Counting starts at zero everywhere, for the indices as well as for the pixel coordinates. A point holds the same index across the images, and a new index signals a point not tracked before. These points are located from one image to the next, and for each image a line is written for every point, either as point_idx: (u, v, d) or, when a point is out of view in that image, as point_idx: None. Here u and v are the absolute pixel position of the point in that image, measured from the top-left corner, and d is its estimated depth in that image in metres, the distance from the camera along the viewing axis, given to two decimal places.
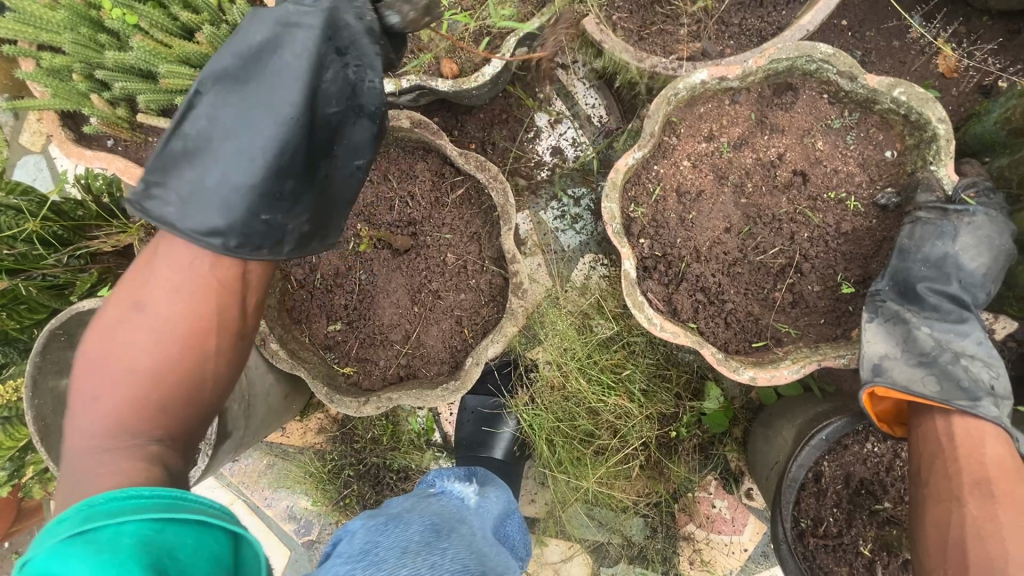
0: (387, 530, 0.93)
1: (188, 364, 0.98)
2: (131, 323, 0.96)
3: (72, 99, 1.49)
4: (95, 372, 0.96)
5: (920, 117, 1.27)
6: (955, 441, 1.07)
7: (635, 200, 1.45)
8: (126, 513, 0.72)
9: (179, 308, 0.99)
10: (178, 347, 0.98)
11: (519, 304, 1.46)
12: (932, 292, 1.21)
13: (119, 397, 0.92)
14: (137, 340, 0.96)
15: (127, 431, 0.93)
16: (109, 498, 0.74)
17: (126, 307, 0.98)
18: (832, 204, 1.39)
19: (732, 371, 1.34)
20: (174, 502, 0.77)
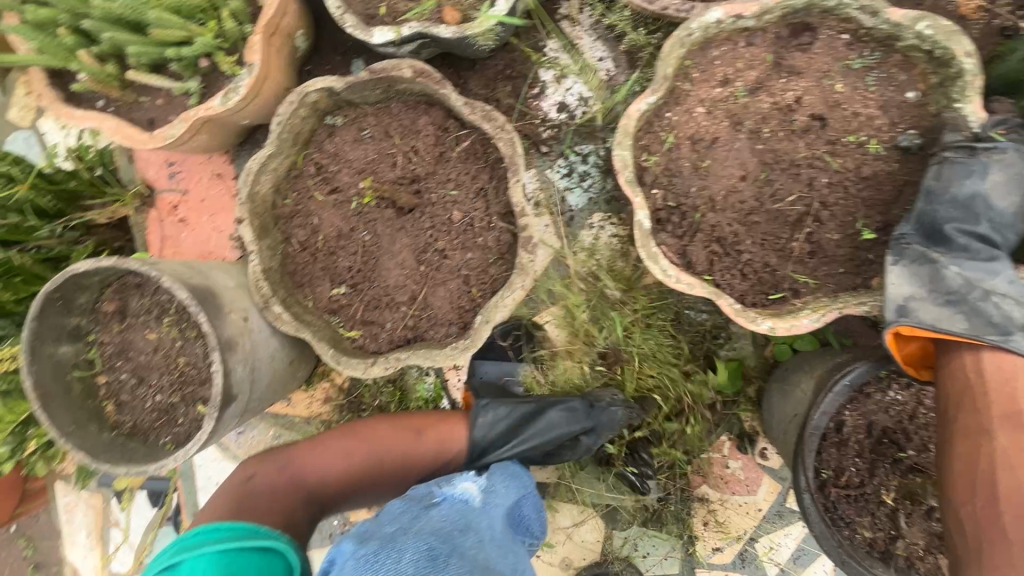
0: (382, 555, 1.07)
1: (372, 464, 1.53)
2: (331, 462, 1.52)
3: (60, 55, 1.43)
4: (342, 436, 1.55)
5: (946, 51, 1.22)
6: (984, 375, 1.04)
7: (647, 150, 1.40)
8: (225, 539, 1.23)
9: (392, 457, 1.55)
10: (337, 465, 1.52)
11: (529, 259, 1.41)
12: (960, 232, 1.16)
13: (283, 491, 1.45)
14: (337, 454, 1.53)
15: (328, 493, 1.51)
16: (207, 530, 1.25)
17: (336, 442, 1.54)
18: (852, 148, 1.34)
19: (750, 322, 1.31)
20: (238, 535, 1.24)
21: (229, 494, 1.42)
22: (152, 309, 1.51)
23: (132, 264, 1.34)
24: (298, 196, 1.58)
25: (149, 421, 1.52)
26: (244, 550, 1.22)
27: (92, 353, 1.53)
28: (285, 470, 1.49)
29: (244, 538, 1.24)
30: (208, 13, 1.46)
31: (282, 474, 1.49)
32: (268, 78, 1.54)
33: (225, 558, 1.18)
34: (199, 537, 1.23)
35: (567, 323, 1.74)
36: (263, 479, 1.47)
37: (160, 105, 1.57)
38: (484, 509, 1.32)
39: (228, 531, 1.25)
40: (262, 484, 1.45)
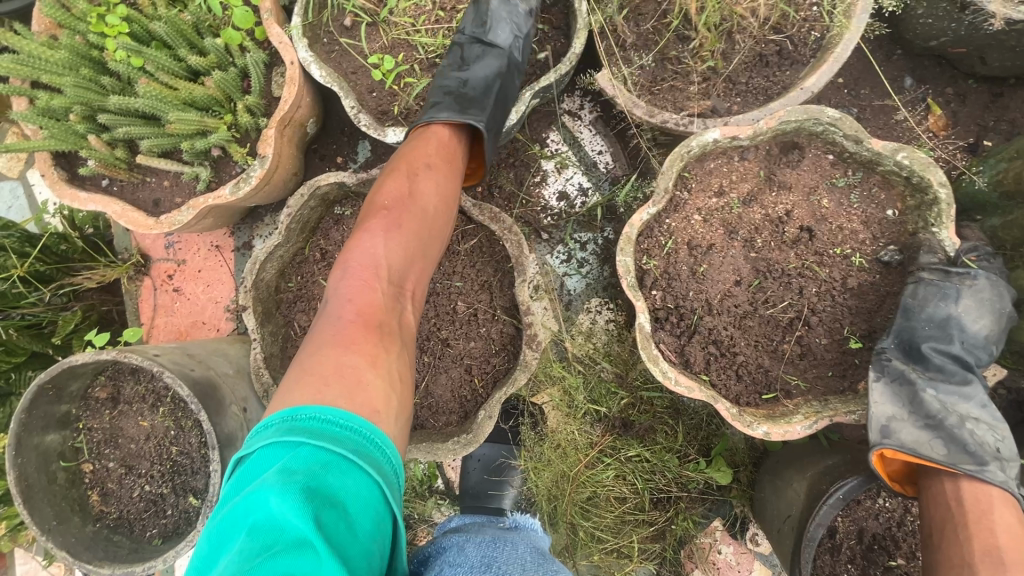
0: (498, 550, 1.05)
1: (431, 220, 1.29)
2: (399, 249, 1.23)
3: (70, 140, 1.44)
4: (380, 218, 1.24)
5: (923, 180, 1.32)
6: (963, 508, 1.11)
7: (647, 253, 1.46)
8: (320, 437, 0.88)
9: (439, 177, 1.33)
10: (398, 257, 1.22)
11: (533, 355, 1.44)
12: (936, 352, 1.25)
13: (359, 287, 1.16)
14: (390, 238, 1.23)
15: (394, 275, 1.21)
16: (310, 415, 0.91)
17: (359, 268, 1.18)
18: (838, 260, 1.43)
19: (746, 426, 1.35)
20: (338, 442, 0.89)
21: (335, 344, 1.06)
22: (147, 397, 1.48)
23: (132, 358, 1.31)
24: (302, 280, 1.60)
25: (137, 512, 1.47)
26: (331, 457, 0.86)
27: (78, 441, 1.48)
28: (356, 267, 1.18)
29: (336, 446, 0.88)
30: (224, 105, 1.49)
31: (352, 287, 1.16)
32: (278, 166, 1.57)
33: (326, 448, 0.87)
34: (282, 427, 0.89)
35: (564, 406, 1.73)
36: (347, 312, 1.13)
37: (166, 187, 1.56)
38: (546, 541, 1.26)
39: (350, 431, 0.92)
40: (343, 294, 1.15)
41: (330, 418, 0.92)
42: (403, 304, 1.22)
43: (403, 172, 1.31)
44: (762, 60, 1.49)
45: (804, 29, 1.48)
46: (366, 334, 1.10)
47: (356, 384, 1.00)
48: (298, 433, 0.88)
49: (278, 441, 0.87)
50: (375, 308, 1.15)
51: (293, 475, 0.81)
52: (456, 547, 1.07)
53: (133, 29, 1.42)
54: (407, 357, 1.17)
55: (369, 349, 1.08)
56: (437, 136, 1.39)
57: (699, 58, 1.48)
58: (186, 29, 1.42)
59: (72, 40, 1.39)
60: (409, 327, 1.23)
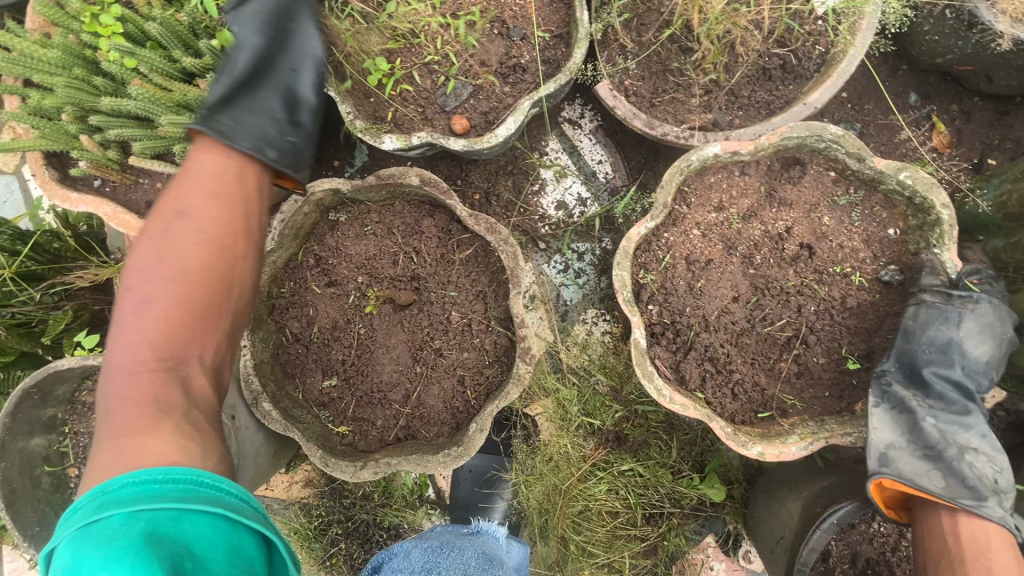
0: (441, 556, 1.23)
1: (208, 267, 1.00)
2: (162, 320, 0.94)
3: (61, 140, 1.42)
4: (132, 287, 0.96)
5: (925, 200, 1.30)
6: (962, 543, 1.10)
7: (645, 267, 1.44)
8: (137, 498, 0.72)
9: (199, 218, 1.04)
10: (160, 331, 0.94)
11: (525, 369, 1.42)
12: (938, 378, 1.23)
13: (127, 388, 0.89)
14: (159, 307, 0.95)
15: (177, 349, 0.95)
16: (121, 483, 0.74)
17: (121, 361, 0.90)
18: (837, 278, 1.41)
19: (740, 446, 1.33)
20: (154, 499, 0.73)
21: (109, 446, 0.82)
22: None
23: None
24: (295, 286, 1.56)
25: None
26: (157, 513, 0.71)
27: (64, 445, 1.47)
28: (113, 366, 0.91)
29: (161, 497, 0.73)
30: None
31: (115, 385, 0.89)
32: None
33: (145, 507, 0.71)
34: (88, 503, 0.72)
35: (558, 418, 1.70)
36: (107, 423, 0.86)
37: (158, 189, 1.54)
38: (508, 549, 1.40)
39: (173, 481, 0.76)
40: (107, 403, 0.88)
41: (146, 478, 0.75)
42: (188, 372, 0.95)
43: (154, 235, 1.02)
44: (765, 73, 1.47)
45: (808, 44, 1.46)
46: (142, 418, 0.86)
47: (142, 454, 0.80)
48: (111, 505, 0.71)
49: (86, 519, 0.70)
50: (143, 391, 0.89)
51: (114, 544, 0.67)
52: (403, 554, 1.27)
53: (128, 29, 1.41)
54: (206, 422, 0.93)
55: (145, 428, 0.84)
56: (208, 166, 1.12)
57: (701, 70, 1.46)
58: (181, 30, 1.41)
59: (66, 39, 1.38)
60: (205, 396, 0.96)
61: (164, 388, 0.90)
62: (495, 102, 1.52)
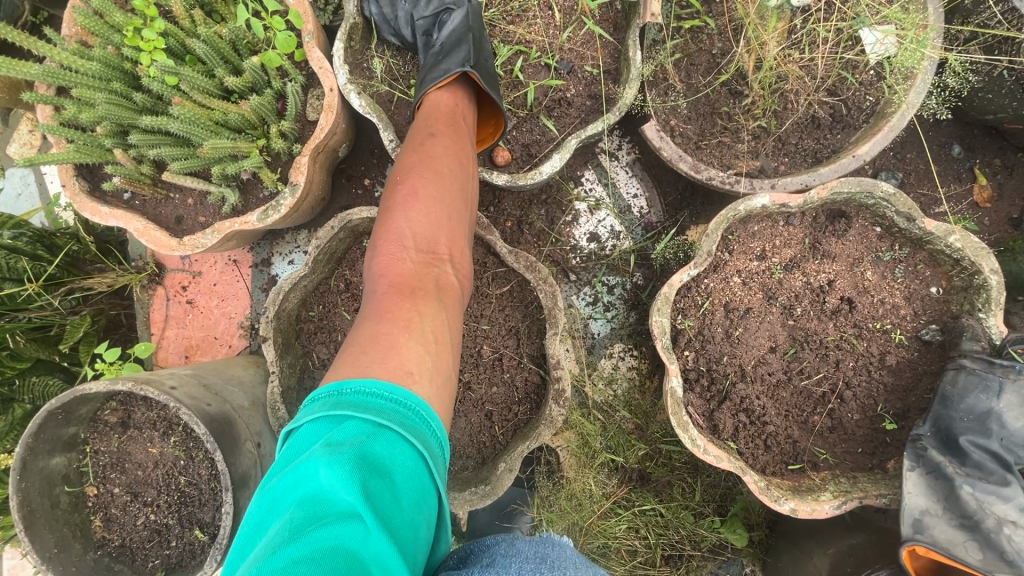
0: (549, 545, 0.96)
1: (447, 178, 1.25)
2: (422, 219, 1.19)
3: (95, 153, 1.39)
4: (397, 193, 1.21)
5: (973, 265, 1.29)
6: None
7: (683, 313, 1.43)
8: (366, 410, 0.86)
9: (444, 142, 1.30)
10: (420, 227, 1.18)
11: (559, 411, 1.40)
12: (975, 446, 1.22)
13: (393, 261, 1.14)
14: (414, 209, 1.20)
15: (425, 245, 1.18)
16: (356, 389, 0.89)
17: (385, 245, 1.16)
18: (877, 334, 1.40)
19: (773, 501, 1.32)
20: (380, 413, 0.87)
21: (373, 319, 1.04)
22: (158, 423, 1.43)
23: (148, 392, 1.26)
24: (324, 310, 1.56)
25: (141, 541, 1.43)
26: (376, 429, 0.85)
27: (84, 463, 1.44)
28: (382, 244, 1.17)
29: (382, 417, 0.86)
30: (257, 128, 1.45)
31: (382, 262, 1.15)
32: (309, 193, 1.52)
33: (370, 419, 0.85)
34: (329, 400, 0.88)
35: (581, 454, 1.68)
36: (381, 286, 1.12)
37: (190, 205, 1.51)
38: None
39: (394, 403, 0.90)
40: (376, 273, 1.14)
41: (376, 390, 0.90)
42: (440, 268, 1.18)
43: (410, 150, 1.27)
44: (814, 122, 1.45)
45: (860, 94, 1.44)
46: (400, 303, 1.07)
47: (389, 345, 0.98)
48: (344, 406, 0.86)
49: (325, 416, 0.85)
50: (408, 277, 1.12)
51: (340, 447, 0.79)
52: (504, 542, 0.96)
53: (169, 43, 1.37)
54: (450, 315, 1.13)
55: (402, 316, 1.04)
56: (444, 102, 1.38)
57: (751, 115, 1.44)
58: (224, 47, 1.37)
59: (105, 51, 1.34)
60: (451, 286, 1.17)
61: (422, 286, 1.12)
62: (538, 135, 1.50)
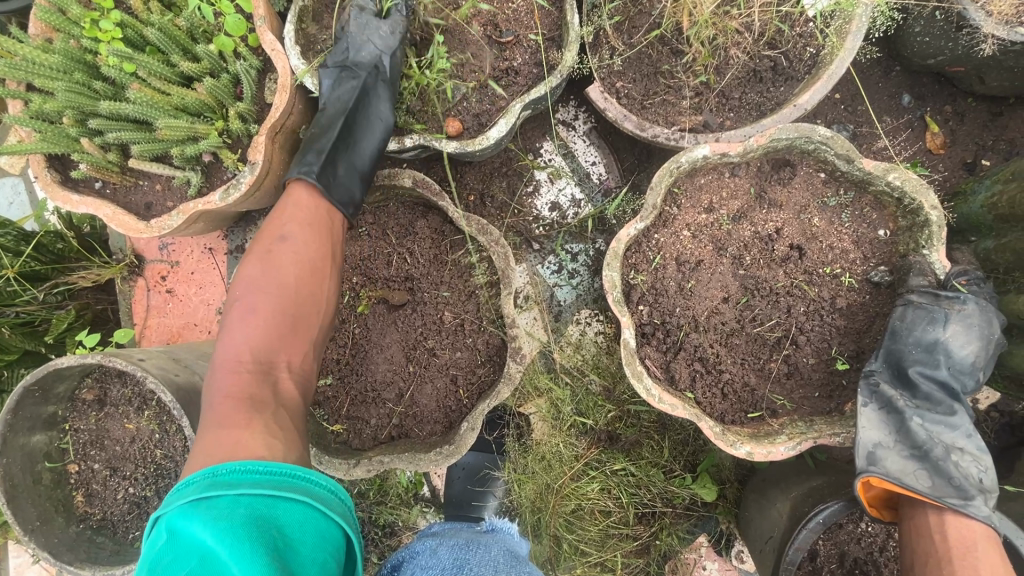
0: (469, 548, 1.18)
1: (298, 289, 1.28)
2: (259, 326, 1.22)
3: (62, 143, 1.44)
4: (235, 310, 1.24)
5: (914, 202, 1.31)
6: (947, 542, 1.10)
7: (635, 269, 1.46)
8: (239, 485, 0.88)
9: (298, 245, 1.32)
10: (257, 334, 1.22)
11: (516, 368, 1.44)
12: (924, 377, 1.24)
13: (231, 365, 1.18)
14: (256, 308, 1.24)
15: (263, 342, 1.22)
16: (230, 468, 0.92)
17: (234, 335, 1.21)
18: (828, 279, 1.42)
19: (729, 446, 1.33)
20: (249, 485, 0.89)
21: (212, 424, 1.08)
22: (133, 400, 1.49)
23: (116, 364, 1.31)
24: None
25: (122, 513, 1.48)
26: (249, 497, 0.87)
27: (64, 442, 1.49)
28: (220, 361, 1.19)
29: (256, 488, 0.89)
30: (216, 111, 1.50)
31: (221, 371, 1.18)
32: (269, 172, 1.57)
33: (240, 494, 0.87)
34: (201, 484, 0.88)
35: (551, 418, 1.71)
36: (216, 398, 1.14)
37: (158, 191, 1.57)
38: (521, 547, 1.35)
39: (266, 474, 0.93)
40: (216, 380, 1.17)
41: (248, 467, 0.93)
42: (277, 376, 1.22)
43: (258, 254, 1.30)
44: (755, 75, 1.48)
45: (799, 45, 1.46)
46: (235, 407, 1.11)
47: (228, 445, 1.01)
48: (218, 487, 0.88)
49: (196, 499, 0.86)
50: (244, 387, 1.15)
51: (222, 522, 0.82)
52: (429, 551, 1.17)
53: (127, 34, 1.44)
54: (290, 414, 1.19)
55: (240, 420, 1.08)
56: (296, 208, 1.37)
57: (692, 72, 1.47)
58: (179, 34, 1.44)
59: (66, 44, 1.41)
60: (289, 396, 1.22)
61: (250, 392, 1.15)
62: (488, 105, 1.55)
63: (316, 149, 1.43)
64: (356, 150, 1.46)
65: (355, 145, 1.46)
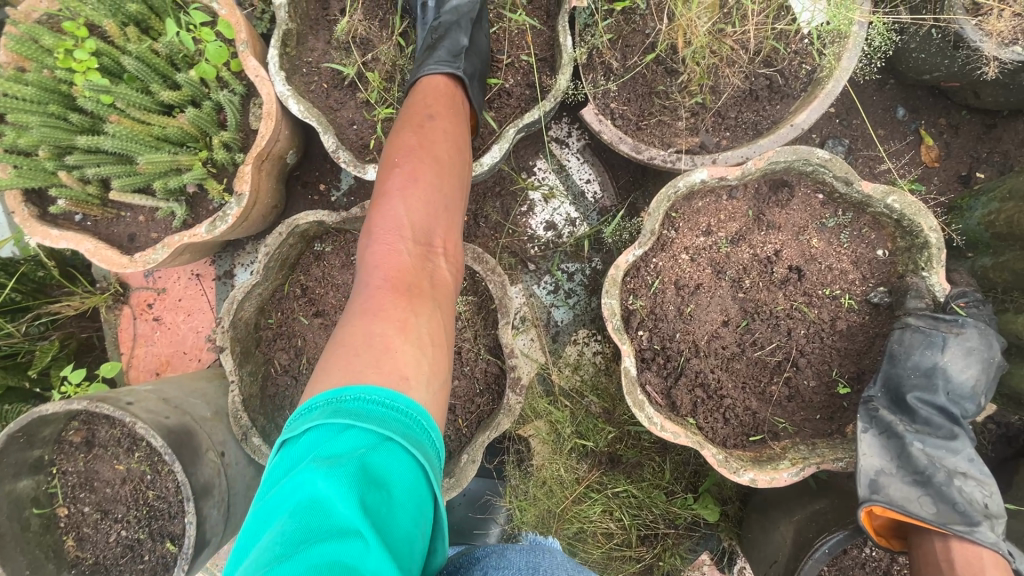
0: (539, 553, 1.06)
1: (447, 165, 1.25)
2: (421, 207, 1.19)
3: (39, 177, 1.39)
4: (392, 184, 1.20)
5: (913, 224, 1.30)
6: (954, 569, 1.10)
7: (634, 293, 1.44)
8: (367, 420, 0.87)
9: (441, 126, 1.29)
10: (418, 215, 1.18)
11: (516, 399, 1.42)
12: (923, 402, 1.23)
13: (389, 238, 1.15)
14: (405, 195, 1.19)
15: (416, 228, 1.18)
16: (354, 395, 0.89)
17: (387, 202, 1.18)
18: (827, 301, 1.41)
19: (732, 473, 1.31)
20: (380, 421, 0.87)
21: (369, 311, 1.04)
22: (123, 440, 1.45)
23: (104, 409, 1.27)
24: (281, 316, 1.57)
25: (115, 557, 1.45)
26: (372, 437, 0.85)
27: (52, 485, 1.45)
28: (378, 233, 1.16)
29: (380, 427, 0.87)
30: (199, 140, 1.46)
31: (376, 253, 1.14)
32: (256, 202, 1.53)
33: (365, 429, 0.86)
34: (326, 409, 0.87)
35: (551, 441, 1.69)
36: (377, 278, 1.11)
37: (141, 222, 1.52)
38: None
39: (396, 412, 0.90)
40: (370, 262, 1.13)
41: (375, 397, 0.90)
42: (432, 262, 1.18)
43: (409, 127, 1.27)
44: (752, 94, 1.45)
45: (795, 63, 1.44)
46: (395, 296, 1.07)
47: (386, 348, 0.98)
48: (344, 415, 0.86)
49: (322, 424, 0.85)
50: (405, 272, 1.12)
51: (340, 459, 0.80)
52: (496, 554, 1.05)
53: (103, 62, 1.38)
54: (442, 308, 1.14)
55: (398, 315, 1.04)
56: (431, 91, 1.35)
57: (687, 92, 1.45)
58: (158, 62, 1.39)
59: (39, 75, 1.35)
60: (445, 282, 1.19)
61: (407, 282, 1.11)
62: (481, 128, 1.51)
63: (449, 46, 1.39)
64: (477, 49, 1.43)
65: (476, 45, 1.43)
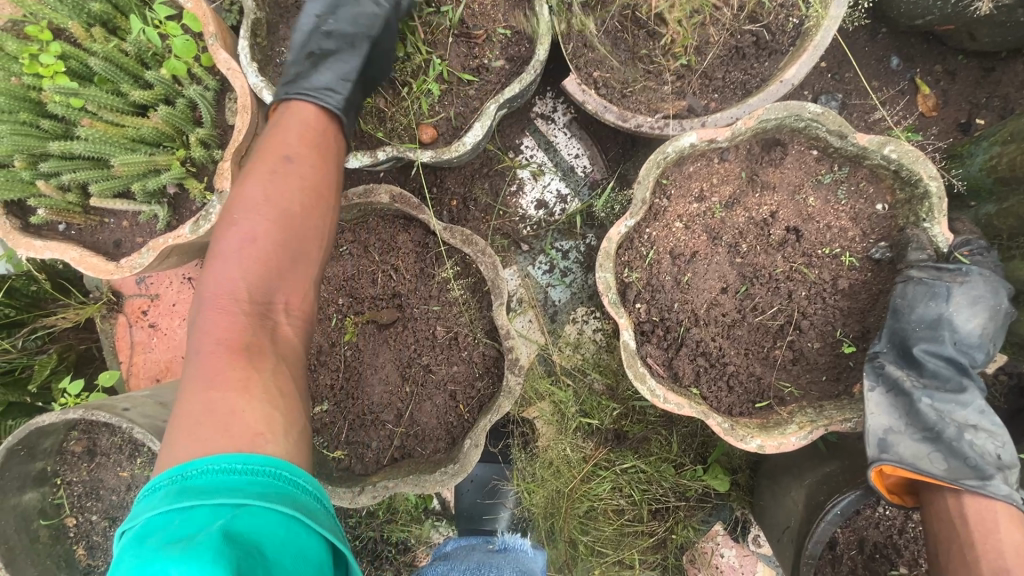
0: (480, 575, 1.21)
1: (312, 201, 1.15)
2: (261, 254, 1.05)
3: (17, 188, 1.37)
4: (229, 234, 1.06)
5: (912, 174, 1.25)
6: (968, 525, 1.09)
7: (629, 266, 1.41)
8: (220, 491, 0.75)
9: (304, 159, 1.18)
10: (256, 269, 1.04)
11: (516, 381, 1.41)
12: (930, 355, 1.20)
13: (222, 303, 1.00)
14: (249, 243, 1.05)
15: (250, 284, 1.03)
16: (200, 470, 0.78)
17: (232, 249, 1.04)
18: (827, 260, 1.37)
19: (739, 441, 1.28)
20: (234, 491, 0.76)
21: (202, 381, 0.90)
22: (125, 447, 1.44)
23: (100, 417, 1.26)
24: None
25: None
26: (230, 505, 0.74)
27: (59, 496, 1.44)
28: (213, 297, 1.01)
29: (236, 494, 0.76)
30: (175, 140, 1.43)
31: (208, 321, 0.98)
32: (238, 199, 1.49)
33: (224, 497, 0.75)
34: (170, 491, 0.75)
35: (555, 421, 1.68)
36: (208, 347, 0.96)
37: (125, 227, 1.49)
38: (535, 558, 1.40)
39: (252, 473, 0.80)
40: (199, 331, 0.98)
41: (226, 466, 0.79)
42: (276, 320, 1.05)
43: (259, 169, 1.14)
44: (738, 52, 1.40)
45: (781, 16, 1.38)
46: (232, 361, 0.94)
47: (225, 411, 0.86)
48: (192, 492, 0.75)
49: (167, 509, 0.73)
50: (242, 331, 0.98)
51: (194, 539, 0.67)
52: None
53: (70, 66, 1.35)
54: (289, 376, 1.00)
55: (236, 379, 0.91)
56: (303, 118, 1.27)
57: (671, 55, 1.40)
58: (127, 62, 1.36)
59: (7, 82, 1.31)
60: (288, 341, 1.05)
61: (242, 355, 0.95)
62: (462, 108, 1.47)
63: (337, 69, 1.33)
64: (366, 79, 1.39)
65: (367, 74, 1.38)
